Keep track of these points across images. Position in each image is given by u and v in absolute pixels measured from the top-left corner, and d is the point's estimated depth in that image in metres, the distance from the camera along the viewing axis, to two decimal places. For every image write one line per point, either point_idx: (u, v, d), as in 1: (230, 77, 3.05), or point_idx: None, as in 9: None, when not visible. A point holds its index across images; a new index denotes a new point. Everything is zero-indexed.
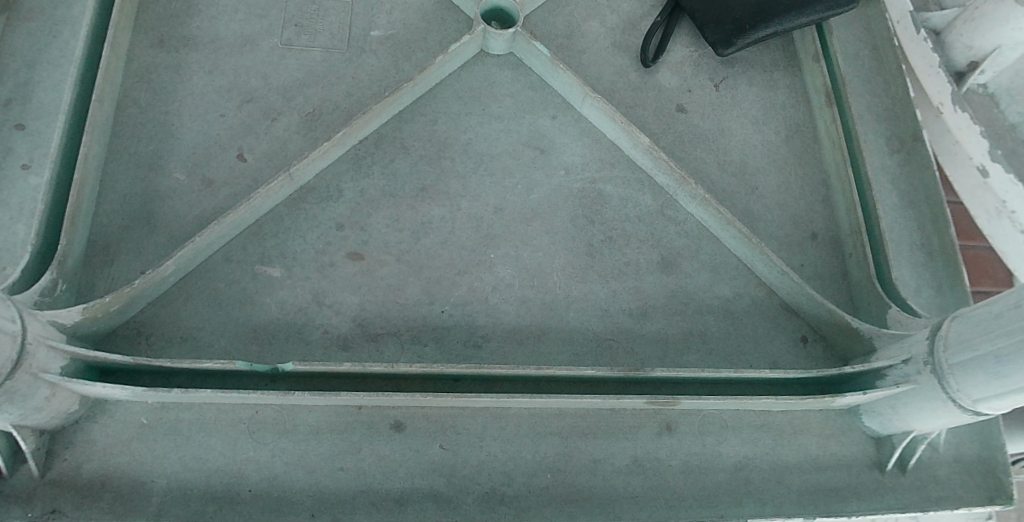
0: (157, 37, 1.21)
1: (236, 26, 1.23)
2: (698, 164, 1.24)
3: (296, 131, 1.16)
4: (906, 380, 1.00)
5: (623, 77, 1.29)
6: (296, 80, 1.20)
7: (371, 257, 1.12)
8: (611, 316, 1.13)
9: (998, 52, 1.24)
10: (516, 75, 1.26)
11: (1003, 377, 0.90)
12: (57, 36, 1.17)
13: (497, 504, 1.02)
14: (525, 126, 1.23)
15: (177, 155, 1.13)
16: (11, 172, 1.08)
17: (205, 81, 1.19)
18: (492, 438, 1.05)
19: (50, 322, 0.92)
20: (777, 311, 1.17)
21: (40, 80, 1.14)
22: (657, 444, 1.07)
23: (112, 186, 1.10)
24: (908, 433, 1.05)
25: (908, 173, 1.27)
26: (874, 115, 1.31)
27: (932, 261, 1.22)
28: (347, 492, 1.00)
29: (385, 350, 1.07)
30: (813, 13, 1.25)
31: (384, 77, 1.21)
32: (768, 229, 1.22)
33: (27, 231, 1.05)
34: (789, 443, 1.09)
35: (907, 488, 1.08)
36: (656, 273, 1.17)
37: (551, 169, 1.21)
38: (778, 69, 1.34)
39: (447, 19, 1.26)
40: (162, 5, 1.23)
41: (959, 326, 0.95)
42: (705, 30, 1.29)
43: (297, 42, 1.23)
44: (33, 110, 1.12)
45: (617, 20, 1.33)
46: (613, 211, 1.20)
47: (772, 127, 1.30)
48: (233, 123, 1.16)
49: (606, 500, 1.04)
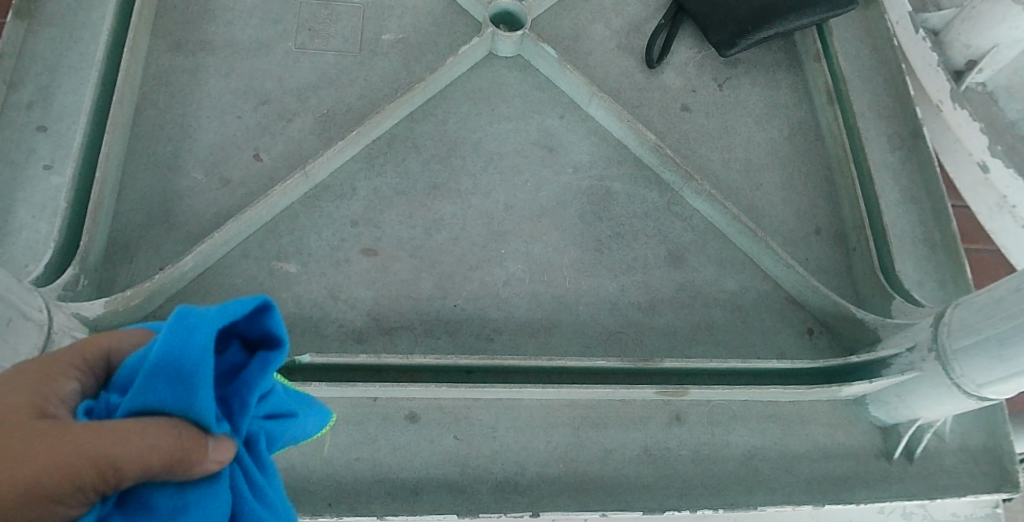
0: (174, 42, 1.24)
1: (252, 31, 1.26)
2: (703, 162, 1.27)
3: (310, 131, 1.19)
4: (911, 368, 1.02)
5: (629, 78, 1.32)
6: (309, 83, 1.23)
7: (385, 253, 1.15)
8: (620, 308, 1.15)
9: (996, 51, 1.26)
10: (525, 76, 1.29)
11: (1006, 360, 0.92)
12: (78, 40, 1.20)
13: (510, 493, 1.04)
14: (533, 126, 1.26)
15: (195, 155, 1.16)
16: (33, 172, 1.11)
17: (222, 83, 1.22)
18: (505, 429, 1.07)
19: (73, 315, 0.94)
20: (784, 304, 1.19)
21: (61, 83, 1.17)
22: (666, 434, 1.09)
23: (131, 186, 1.13)
24: (914, 421, 1.07)
25: (909, 169, 1.30)
26: (875, 112, 1.34)
27: (935, 256, 1.24)
28: (363, 482, 1.02)
29: (399, 343, 1.10)
30: (814, 15, 1.28)
31: (396, 79, 1.24)
32: (773, 224, 1.24)
33: (49, 229, 1.08)
34: (797, 433, 1.11)
35: (914, 477, 1.10)
36: (664, 267, 1.19)
37: (559, 167, 1.24)
38: (780, 69, 1.37)
39: (456, 22, 1.29)
40: (179, 11, 1.26)
41: (961, 312, 0.97)
42: (709, 32, 1.33)
43: (311, 45, 1.26)
44: (54, 112, 1.15)
45: (622, 23, 1.36)
46: (620, 208, 1.22)
47: (776, 126, 1.33)
48: (249, 124, 1.19)
49: (618, 489, 1.05)
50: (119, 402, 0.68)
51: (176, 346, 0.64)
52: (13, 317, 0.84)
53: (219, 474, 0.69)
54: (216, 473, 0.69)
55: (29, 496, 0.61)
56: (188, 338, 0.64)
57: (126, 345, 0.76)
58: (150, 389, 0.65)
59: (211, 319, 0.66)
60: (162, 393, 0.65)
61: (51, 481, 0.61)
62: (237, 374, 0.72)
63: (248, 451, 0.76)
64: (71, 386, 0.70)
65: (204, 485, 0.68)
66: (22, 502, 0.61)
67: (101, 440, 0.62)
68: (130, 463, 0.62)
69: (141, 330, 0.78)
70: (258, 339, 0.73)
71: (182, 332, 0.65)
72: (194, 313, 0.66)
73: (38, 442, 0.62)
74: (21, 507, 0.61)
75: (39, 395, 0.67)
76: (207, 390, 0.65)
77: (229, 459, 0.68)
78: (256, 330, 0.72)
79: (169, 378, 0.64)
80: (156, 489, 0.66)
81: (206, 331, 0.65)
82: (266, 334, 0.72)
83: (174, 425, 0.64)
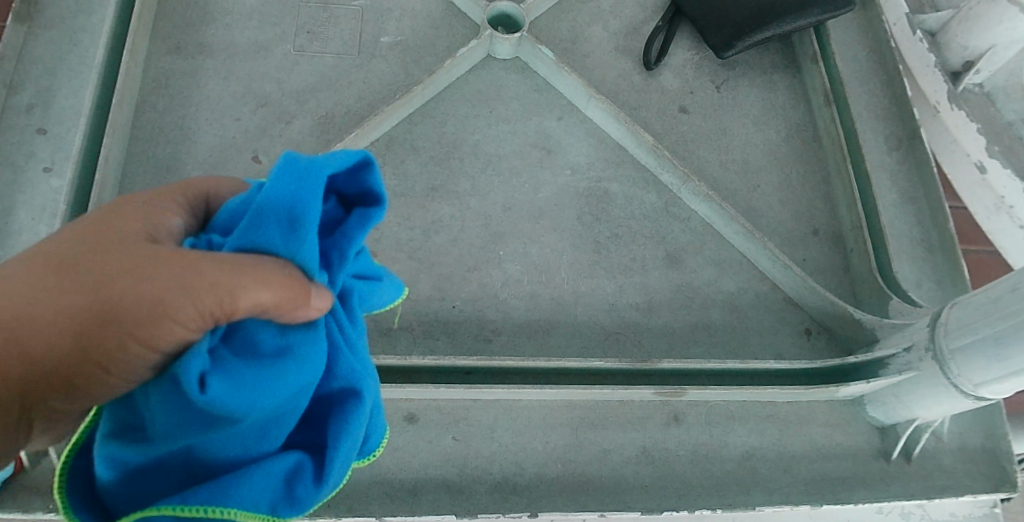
0: (174, 45, 1.24)
1: (251, 34, 1.27)
2: (701, 163, 1.27)
3: (309, 133, 1.19)
4: (908, 368, 1.02)
5: (627, 79, 1.32)
6: (308, 85, 1.23)
7: (383, 255, 1.15)
8: (618, 309, 1.16)
9: (993, 52, 1.26)
10: (523, 78, 1.30)
11: (1003, 360, 0.92)
12: (77, 43, 1.21)
13: (509, 494, 1.04)
14: (532, 127, 1.26)
15: (194, 157, 1.17)
16: (33, 174, 1.12)
17: (221, 86, 1.22)
18: (503, 429, 1.07)
19: None
20: (782, 304, 1.19)
21: (61, 86, 1.18)
22: (665, 435, 1.09)
23: (131, 188, 1.13)
24: (912, 421, 1.07)
25: (906, 170, 1.30)
26: (872, 114, 1.34)
27: (932, 256, 1.24)
28: (362, 483, 1.02)
29: (397, 344, 1.10)
30: (810, 17, 1.29)
31: (394, 81, 1.24)
32: (771, 225, 1.25)
33: (49, 231, 1.08)
34: (795, 433, 1.11)
35: (912, 476, 1.10)
36: (662, 268, 1.19)
37: (557, 169, 1.24)
38: (778, 71, 1.37)
39: (454, 25, 1.29)
40: (178, 14, 1.27)
41: (958, 311, 0.97)
42: (706, 34, 1.33)
43: (310, 48, 1.26)
44: (54, 115, 1.16)
45: (619, 25, 1.36)
46: (619, 209, 1.22)
47: (773, 127, 1.33)
48: (249, 126, 1.19)
49: (617, 489, 1.06)
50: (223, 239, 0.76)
51: (286, 188, 0.70)
52: None
53: (316, 323, 0.76)
54: (316, 321, 0.75)
55: (154, 313, 0.67)
56: (299, 184, 0.71)
57: (221, 195, 0.86)
58: (259, 226, 0.71)
59: (315, 171, 0.72)
60: (270, 233, 0.71)
61: (174, 301, 0.67)
62: (335, 227, 0.79)
63: (341, 305, 0.84)
64: (177, 224, 0.79)
65: (304, 331, 0.74)
66: (146, 317, 0.68)
67: (220, 270, 0.68)
68: (243, 300, 0.67)
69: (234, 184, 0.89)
70: (356, 197, 0.80)
71: (296, 177, 0.71)
72: (301, 163, 0.72)
73: (164, 266, 0.69)
74: (139, 321, 0.68)
75: (155, 227, 0.76)
76: (309, 236, 0.72)
77: (326, 309, 0.74)
78: (355, 187, 0.80)
79: (278, 217, 0.71)
80: (260, 327, 0.72)
81: (314, 183, 0.72)
82: (364, 190, 0.79)
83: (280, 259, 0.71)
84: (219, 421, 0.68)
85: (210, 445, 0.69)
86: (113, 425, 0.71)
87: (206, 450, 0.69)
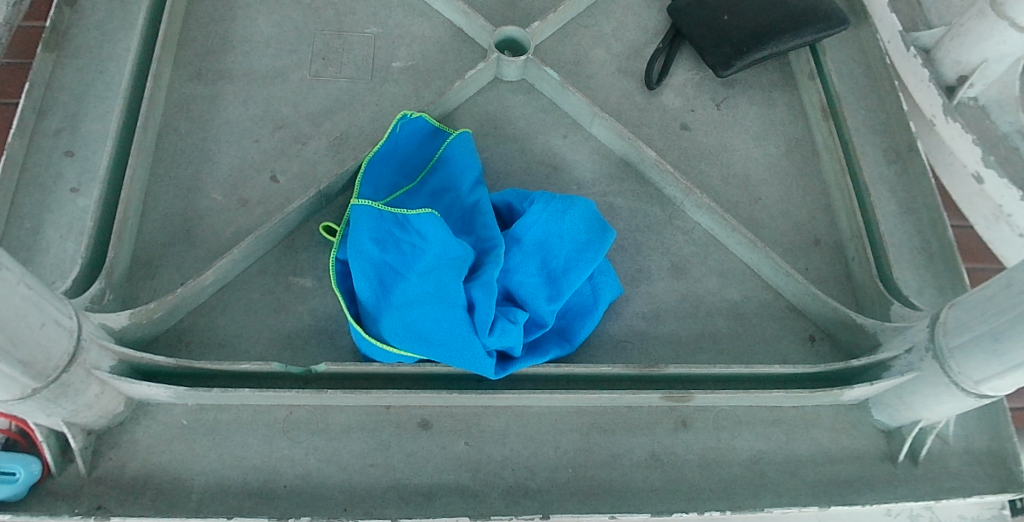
0: (195, 71, 1.30)
1: (268, 60, 1.33)
2: (704, 178, 1.32)
3: (324, 154, 1.25)
4: (910, 369, 1.05)
5: (630, 98, 1.37)
6: (323, 108, 1.29)
7: None
8: (626, 319, 1.19)
9: (985, 66, 1.30)
10: (529, 98, 1.35)
11: (1001, 355, 0.94)
12: (102, 70, 1.26)
13: (521, 498, 1.06)
14: (538, 145, 1.31)
15: (215, 178, 1.22)
16: (61, 195, 1.16)
17: (240, 110, 1.28)
18: (515, 435, 1.10)
19: (100, 325, 0.99)
20: (786, 312, 1.22)
21: (87, 111, 1.22)
22: (673, 440, 1.11)
23: (155, 207, 1.19)
24: (916, 423, 1.09)
25: (904, 181, 1.33)
26: (869, 128, 1.38)
27: (933, 263, 1.27)
28: (378, 488, 1.04)
29: None
30: (806, 36, 1.34)
31: (406, 104, 1.31)
32: (772, 235, 1.28)
33: (76, 248, 1.13)
34: (801, 438, 1.13)
35: (919, 479, 1.11)
36: (668, 278, 1.23)
37: (564, 185, 1.29)
38: (775, 88, 1.42)
39: (463, 50, 1.36)
40: (200, 42, 1.33)
41: (956, 311, 1.00)
42: (705, 54, 1.38)
43: (325, 73, 1.32)
44: (81, 138, 1.20)
45: (621, 48, 1.41)
46: (623, 223, 1.26)
47: (773, 142, 1.37)
48: (266, 148, 1.25)
49: (627, 493, 1.08)
50: (470, 198, 1.17)
51: (581, 230, 1.13)
52: (46, 321, 0.86)
53: (526, 273, 1.10)
54: (524, 272, 1.10)
55: None
56: (598, 317, 1.14)
57: None
58: (546, 225, 1.12)
59: (600, 228, 1.14)
60: (533, 231, 1.12)
61: None
62: (558, 232, 1.12)
63: (548, 277, 1.11)
64: None
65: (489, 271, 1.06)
66: None
67: None
68: None
69: (459, 143, 1.22)
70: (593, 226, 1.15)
71: (570, 222, 1.13)
72: (578, 211, 1.14)
73: None
74: None
75: None
76: (536, 237, 1.12)
77: (524, 270, 1.10)
78: (590, 220, 1.15)
79: (558, 246, 1.12)
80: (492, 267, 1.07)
81: (585, 228, 1.14)
82: (597, 226, 1.14)
83: (551, 287, 1.11)
84: (458, 308, 1.04)
85: (432, 315, 1.04)
86: (388, 285, 1.07)
87: (431, 314, 1.04)
